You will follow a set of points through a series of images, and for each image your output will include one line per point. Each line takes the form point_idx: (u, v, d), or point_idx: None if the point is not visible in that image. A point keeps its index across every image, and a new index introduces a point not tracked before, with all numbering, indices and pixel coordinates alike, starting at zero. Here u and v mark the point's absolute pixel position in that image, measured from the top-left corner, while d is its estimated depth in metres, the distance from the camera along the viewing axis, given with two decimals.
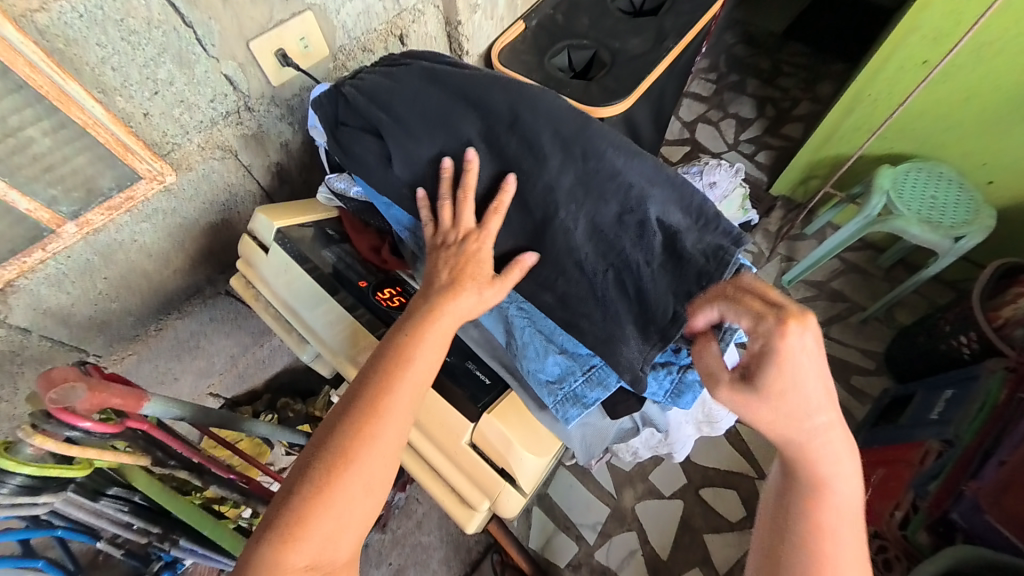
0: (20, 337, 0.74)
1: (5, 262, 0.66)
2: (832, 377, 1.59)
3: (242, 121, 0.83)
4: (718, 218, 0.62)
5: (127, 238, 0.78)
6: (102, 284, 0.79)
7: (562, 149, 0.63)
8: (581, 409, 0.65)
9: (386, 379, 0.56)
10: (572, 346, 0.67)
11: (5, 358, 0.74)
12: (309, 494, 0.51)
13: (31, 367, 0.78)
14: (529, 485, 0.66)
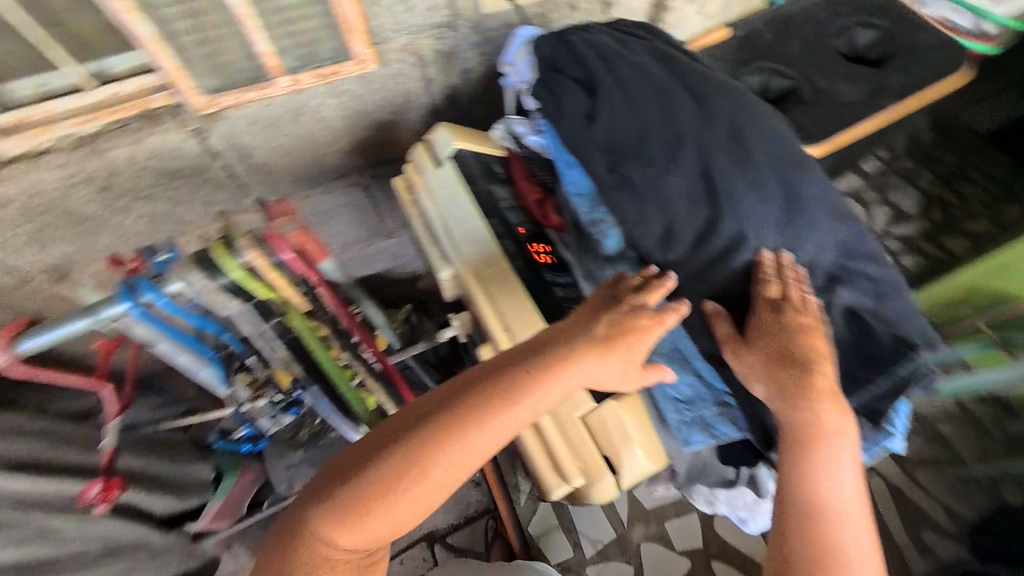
0: (209, 159, 0.83)
1: (227, 90, 0.74)
2: (903, 521, 1.40)
3: (443, 35, 0.85)
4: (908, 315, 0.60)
5: (317, 106, 0.84)
6: (282, 139, 0.86)
7: (777, 173, 0.60)
8: (702, 437, 0.63)
9: (484, 410, 0.51)
10: (710, 375, 0.65)
11: (193, 173, 0.84)
12: (371, 488, 0.50)
13: (204, 187, 0.88)
14: (627, 480, 0.64)
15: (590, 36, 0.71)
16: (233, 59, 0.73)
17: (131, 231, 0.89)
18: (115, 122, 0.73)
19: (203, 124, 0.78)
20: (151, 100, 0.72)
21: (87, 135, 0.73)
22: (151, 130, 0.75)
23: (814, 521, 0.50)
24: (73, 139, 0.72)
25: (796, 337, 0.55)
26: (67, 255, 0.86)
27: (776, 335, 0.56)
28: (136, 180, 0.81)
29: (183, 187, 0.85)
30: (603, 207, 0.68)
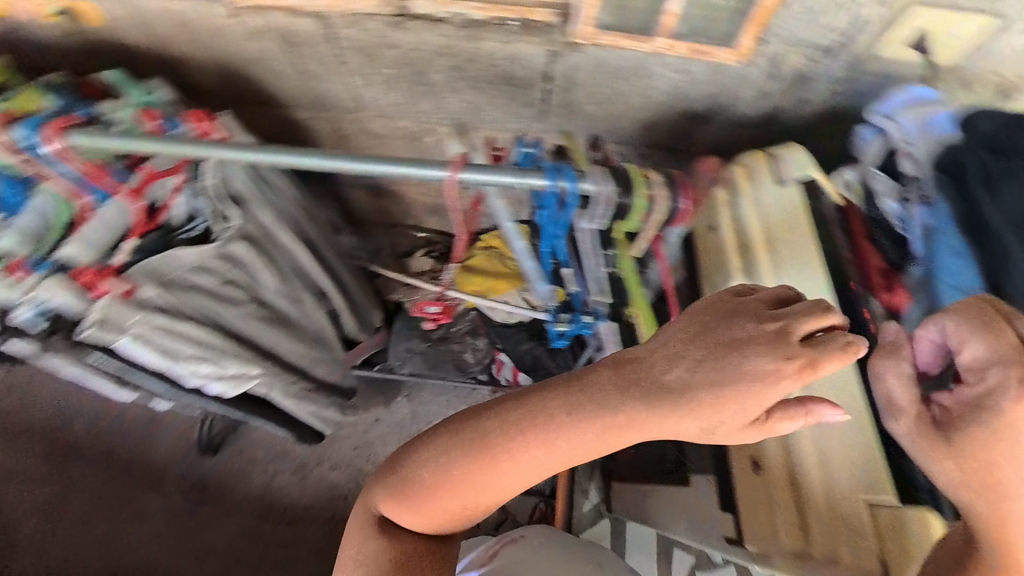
0: (541, 80, 0.92)
1: (611, 32, 0.80)
2: None
3: (815, 59, 0.81)
4: None
5: (658, 74, 0.87)
6: (605, 89, 0.91)
7: None
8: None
9: (517, 437, 0.53)
10: None
11: (520, 85, 0.94)
12: (425, 485, 0.57)
13: (517, 100, 0.97)
14: None
15: None
16: (636, 6, 0.77)
17: (445, 108, 1.03)
18: (500, 19, 0.83)
19: (562, 50, 0.85)
20: (535, 11, 0.81)
21: (476, 19, 0.83)
22: (523, 39, 0.84)
23: None
24: (463, 20, 0.84)
25: (1014, 454, 0.41)
26: (395, 103, 1.03)
27: (991, 438, 0.42)
28: (481, 71, 0.92)
29: (506, 92, 0.95)
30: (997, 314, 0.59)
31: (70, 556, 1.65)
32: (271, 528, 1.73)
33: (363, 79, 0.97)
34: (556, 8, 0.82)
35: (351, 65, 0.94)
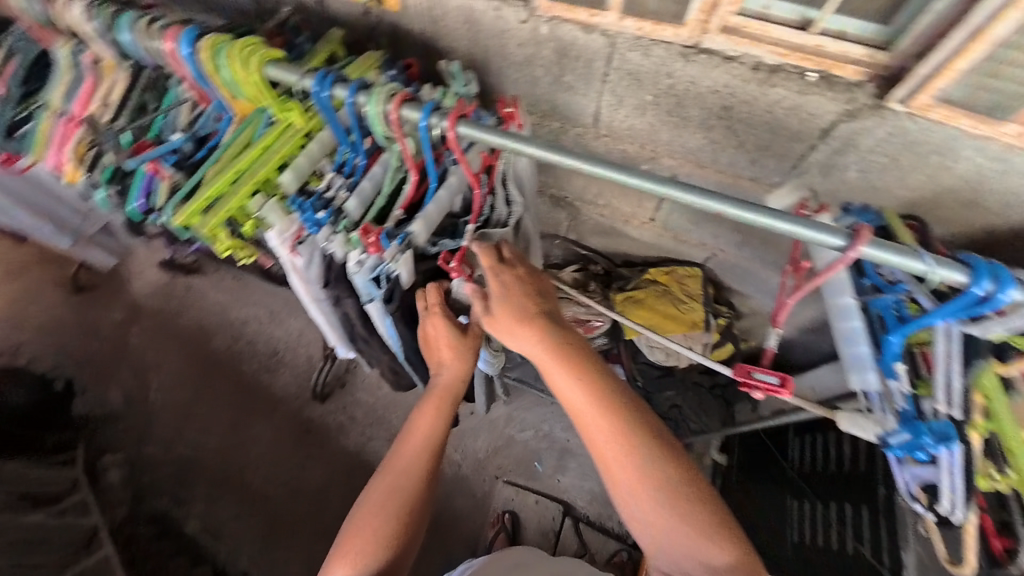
0: (813, 134, 0.86)
1: (946, 105, 0.73)
2: None
3: None
4: None
5: (966, 156, 0.78)
6: (887, 159, 0.84)
7: None
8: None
9: (400, 447, 0.70)
10: None
11: (786, 135, 0.88)
12: (358, 507, 0.67)
13: (772, 147, 0.91)
14: None
15: None
16: (1007, 84, 0.68)
17: (682, 144, 1.00)
18: (800, 70, 0.79)
19: (864, 111, 0.79)
20: (844, 66, 0.76)
21: (768, 66, 0.80)
22: (820, 93, 0.80)
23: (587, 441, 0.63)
24: (757, 63, 0.80)
25: (515, 313, 0.67)
26: (632, 128, 1.01)
27: (504, 305, 0.68)
28: (753, 114, 0.87)
29: (764, 139, 0.90)
30: None
31: (190, 455, 1.82)
32: (360, 487, 1.80)
33: (613, 99, 0.96)
34: (872, 69, 0.76)
35: (611, 85, 0.93)
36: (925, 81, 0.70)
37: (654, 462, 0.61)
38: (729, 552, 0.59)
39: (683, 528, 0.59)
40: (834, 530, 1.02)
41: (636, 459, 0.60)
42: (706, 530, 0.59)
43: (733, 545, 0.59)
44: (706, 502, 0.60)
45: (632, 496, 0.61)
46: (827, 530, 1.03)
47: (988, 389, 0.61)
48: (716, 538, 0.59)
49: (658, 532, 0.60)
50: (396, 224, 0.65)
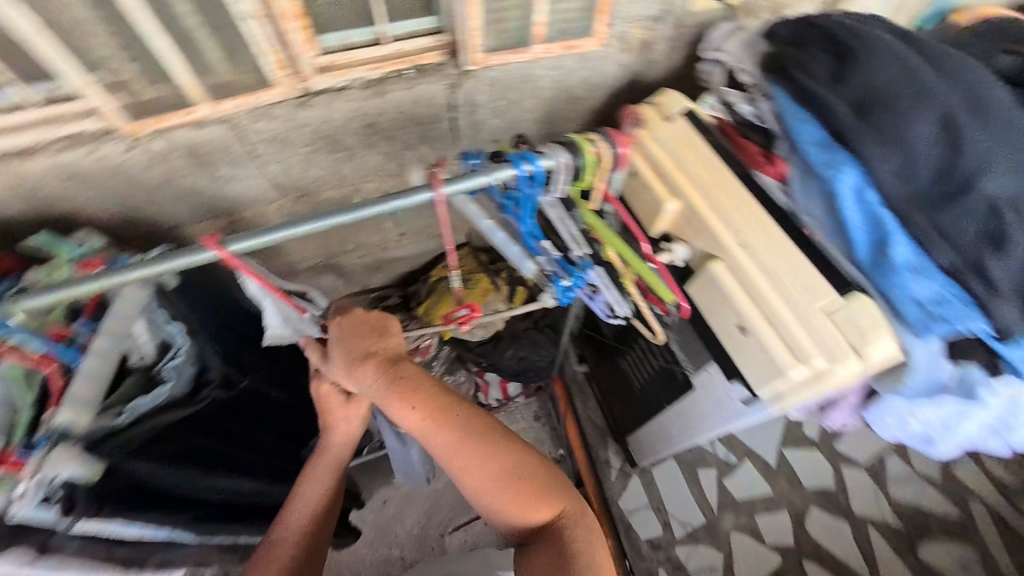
0: (444, 108, 1.01)
1: (498, 51, 0.93)
2: (1010, 552, 1.50)
3: (650, 26, 1.00)
4: None
5: (539, 75, 1.01)
6: (502, 99, 1.04)
7: (1003, 115, 0.65)
8: (943, 334, 0.58)
9: (276, 526, 0.79)
10: (947, 309, 0.58)
11: (431, 118, 1.02)
12: (248, 571, 0.76)
13: (427, 134, 1.05)
14: (875, 359, 0.58)
15: (833, 17, 0.77)
16: (511, 24, 0.90)
17: (365, 167, 1.09)
18: (398, 72, 0.90)
19: (459, 78, 0.95)
20: (425, 55, 0.90)
21: (375, 81, 0.90)
22: (424, 82, 0.93)
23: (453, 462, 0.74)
24: (364, 82, 0.90)
25: (368, 370, 0.76)
26: (317, 177, 1.06)
27: (360, 362, 0.76)
28: (394, 119, 0.99)
29: (416, 132, 1.03)
30: (841, 152, 0.68)
31: None
32: None
33: (277, 166, 0.99)
34: (442, 48, 0.92)
35: (264, 158, 0.95)
36: (468, 41, 0.88)
37: (497, 466, 0.73)
38: (552, 511, 0.75)
39: (513, 504, 0.74)
40: (636, 366, 1.23)
41: (493, 470, 0.73)
42: (534, 503, 0.74)
43: (555, 506, 0.75)
44: (537, 478, 0.75)
45: (475, 484, 0.73)
46: (635, 372, 1.24)
47: (596, 224, 0.62)
48: (540, 504, 0.74)
49: (498, 509, 0.75)
50: (44, 429, 0.63)
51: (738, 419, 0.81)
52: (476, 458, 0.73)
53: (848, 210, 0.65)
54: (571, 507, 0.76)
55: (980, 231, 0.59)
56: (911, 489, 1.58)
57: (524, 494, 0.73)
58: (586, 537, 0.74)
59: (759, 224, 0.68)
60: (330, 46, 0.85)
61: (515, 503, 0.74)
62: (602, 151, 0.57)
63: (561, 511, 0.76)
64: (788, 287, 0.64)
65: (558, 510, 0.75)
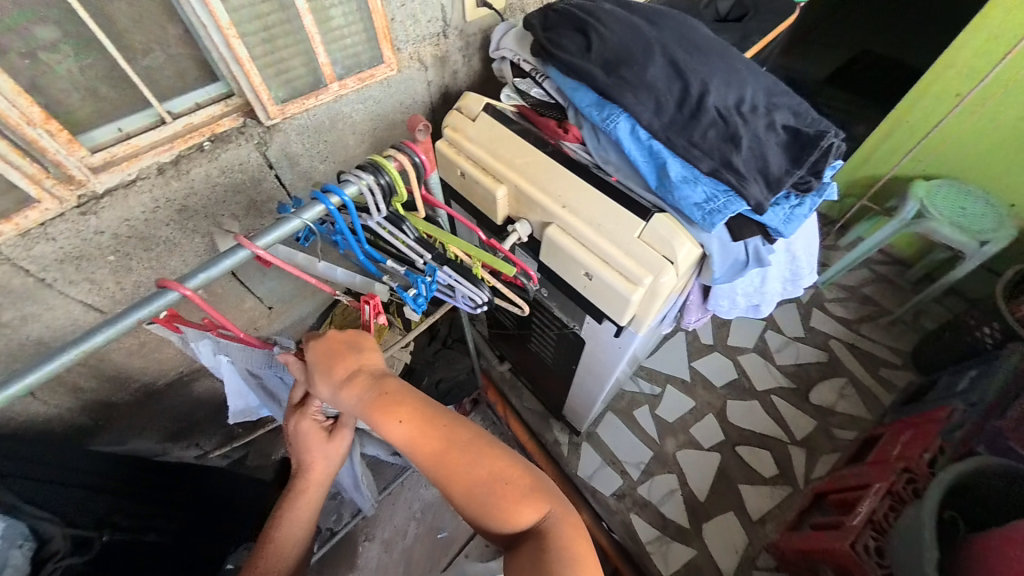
0: (264, 172, 0.89)
1: (293, 100, 0.84)
2: (863, 366, 1.92)
3: (440, 42, 1.02)
4: (818, 138, 0.75)
5: (348, 112, 0.95)
6: (322, 146, 0.96)
7: (708, 48, 0.82)
8: (723, 222, 0.71)
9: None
10: (719, 199, 0.72)
11: (251, 186, 0.89)
12: None
13: (261, 200, 0.92)
14: (682, 257, 0.70)
15: (569, 2, 0.91)
16: (297, 71, 0.82)
17: (199, 251, 0.89)
18: (195, 146, 0.78)
19: (263, 137, 0.85)
20: (218, 123, 0.79)
21: (169, 163, 0.76)
22: (226, 150, 0.81)
23: (438, 471, 0.65)
24: (156, 168, 0.75)
25: (344, 383, 0.68)
26: (143, 284, 0.85)
27: (334, 379, 0.69)
28: (209, 198, 0.84)
29: (240, 204, 0.89)
30: (611, 105, 0.80)
31: None
32: None
33: (88, 286, 0.77)
34: (236, 112, 0.81)
35: (63, 282, 0.74)
36: (257, 99, 0.79)
37: (481, 471, 0.64)
38: (538, 511, 0.63)
39: (497, 510, 0.62)
40: (538, 344, 1.28)
41: (479, 475, 0.64)
42: (519, 502, 0.62)
43: (542, 505, 0.64)
44: (523, 473, 0.65)
45: (462, 488, 0.64)
46: (539, 349, 1.30)
47: (428, 229, 0.66)
48: (524, 503, 0.63)
49: (483, 518, 0.64)
50: None
51: (622, 351, 0.91)
52: (460, 463, 0.64)
53: (631, 150, 0.77)
54: (558, 506, 0.65)
55: (719, 138, 0.75)
56: (788, 352, 1.94)
57: (512, 499, 0.63)
58: (573, 538, 0.62)
59: (571, 184, 0.78)
60: (97, 146, 0.69)
61: (502, 511, 0.62)
62: (402, 162, 0.60)
63: (547, 513, 0.64)
64: (605, 226, 0.74)
65: (545, 512, 0.64)
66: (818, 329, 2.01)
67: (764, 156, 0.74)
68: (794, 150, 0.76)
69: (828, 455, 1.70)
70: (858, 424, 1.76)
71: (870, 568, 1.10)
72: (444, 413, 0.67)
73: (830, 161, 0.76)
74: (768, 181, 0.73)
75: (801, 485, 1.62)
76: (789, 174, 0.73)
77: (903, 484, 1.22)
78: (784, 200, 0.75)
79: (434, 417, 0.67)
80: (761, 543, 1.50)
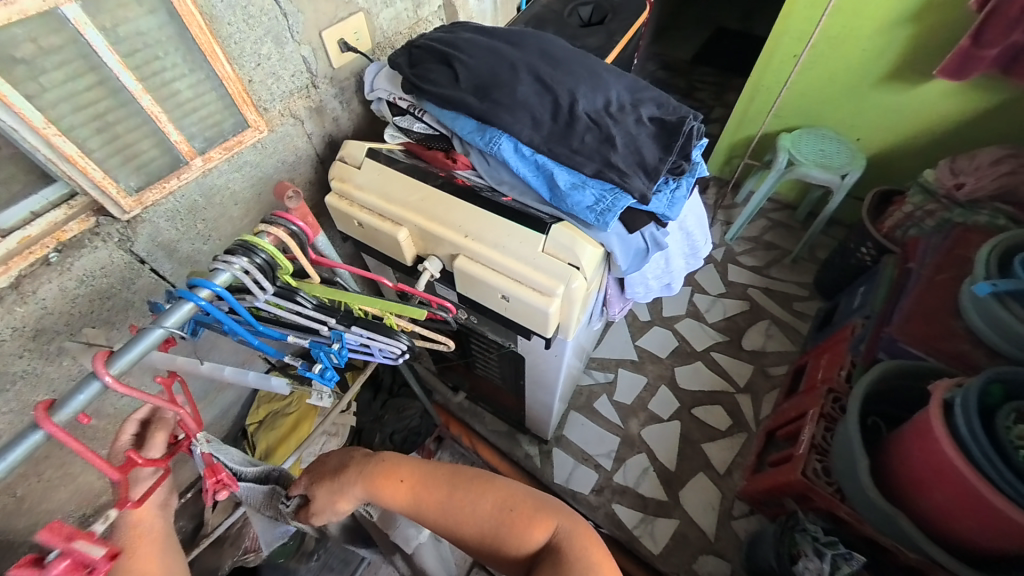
0: (136, 267, 0.80)
1: (150, 185, 0.76)
2: (780, 305, 2.12)
3: (310, 92, 0.98)
4: (682, 124, 0.81)
5: (224, 184, 0.89)
6: (201, 225, 0.88)
7: (569, 58, 0.87)
8: (616, 219, 0.75)
9: None
10: (606, 196, 0.75)
11: (123, 286, 0.79)
12: None
13: (139, 299, 0.83)
14: (585, 261, 0.72)
15: (430, 36, 0.92)
16: (148, 154, 0.75)
17: (72, 375, 0.77)
18: (39, 261, 0.68)
19: (124, 232, 0.77)
20: (64, 229, 0.70)
21: (7, 288, 0.65)
22: (80, 257, 0.72)
23: (446, 525, 0.63)
24: None
25: (346, 482, 0.69)
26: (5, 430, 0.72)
27: (336, 482, 0.70)
28: (70, 313, 0.74)
29: (112, 311, 0.79)
30: (490, 128, 0.81)
31: None
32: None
33: None
34: (85, 212, 0.72)
35: None
36: (106, 195, 0.70)
37: (482, 508, 0.61)
38: (545, 530, 0.58)
39: (508, 537, 0.59)
40: (484, 366, 1.26)
41: (479, 512, 0.61)
42: (525, 521, 0.58)
43: (549, 519, 0.59)
44: (523, 495, 0.61)
45: (473, 529, 0.61)
46: (486, 370, 1.28)
47: (328, 295, 0.63)
48: (531, 522, 0.59)
49: (500, 552, 0.60)
50: None
51: (560, 358, 0.92)
52: (460, 507, 0.62)
53: (519, 168, 0.79)
54: (568, 517, 0.60)
55: (596, 141, 0.79)
56: (716, 309, 2.09)
57: (518, 523, 0.59)
58: (587, 547, 0.56)
59: (469, 212, 0.78)
60: None
61: (512, 537, 0.59)
62: (277, 237, 0.56)
63: (558, 526, 0.59)
64: (507, 247, 0.75)
65: (555, 527, 0.59)
66: (737, 281, 2.19)
67: (638, 150, 0.79)
68: (663, 137, 0.81)
69: (770, 392, 1.86)
70: (787, 358, 1.94)
71: (823, 489, 1.21)
72: (436, 467, 0.66)
73: (696, 141, 0.82)
74: (648, 172, 0.77)
75: (754, 427, 1.75)
76: (665, 160, 0.78)
77: (831, 404, 1.36)
78: (665, 185, 0.80)
79: (427, 477, 0.66)
80: (733, 493, 1.60)
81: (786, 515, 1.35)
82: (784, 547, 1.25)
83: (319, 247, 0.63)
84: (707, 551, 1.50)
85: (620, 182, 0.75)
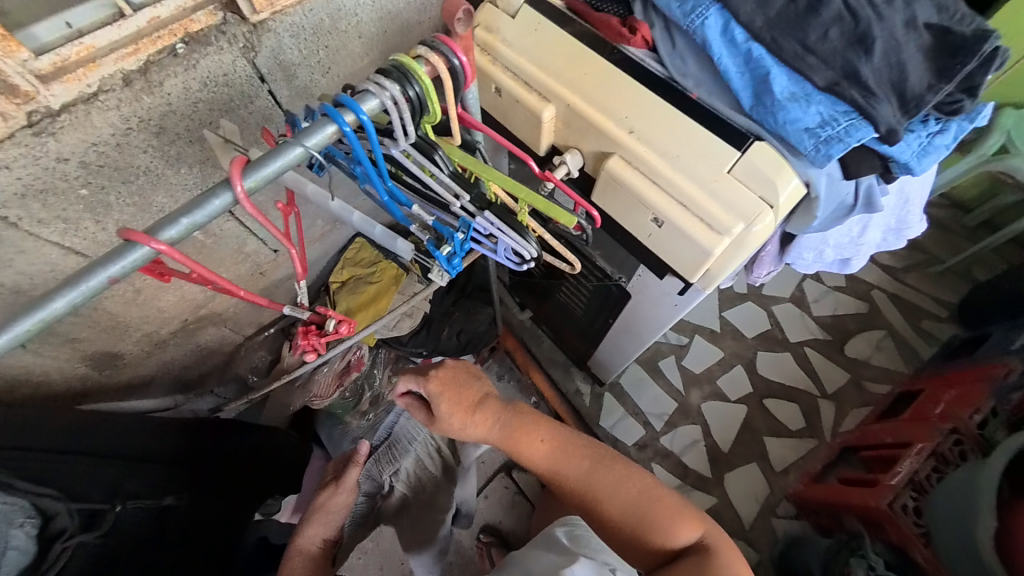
0: (255, 86, 0.73)
1: None
2: (904, 318, 1.81)
3: None
4: (974, 40, 0.58)
5: (354, 9, 0.77)
6: (323, 53, 0.78)
7: None
8: (838, 154, 0.57)
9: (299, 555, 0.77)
10: (833, 120, 0.56)
11: (241, 103, 0.73)
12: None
13: (254, 121, 0.77)
14: (784, 200, 0.56)
15: None
16: None
17: (188, 186, 0.76)
18: (167, 50, 0.61)
19: (249, 38, 0.68)
20: (193, 18, 0.61)
21: (136, 72, 0.60)
22: (205, 55, 0.65)
23: (586, 499, 0.71)
24: (121, 79, 0.59)
25: (480, 419, 0.75)
26: (126, 222, 0.73)
27: (475, 411, 0.75)
28: (190, 118, 0.69)
29: (227, 128, 0.74)
30: None
31: None
32: None
33: (63, 226, 0.67)
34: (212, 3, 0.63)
35: (31, 221, 0.63)
36: None
37: (628, 496, 0.69)
38: (689, 530, 0.67)
39: (655, 523, 0.67)
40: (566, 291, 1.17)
41: (627, 499, 0.69)
42: (675, 519, 0.67)
43: (694, 519, 0.68)
44: (667, 494, 0.70)
45: (615, 510, 0.69)
46: (568, 296, 1.19)
47: (468, 163, 0.53)
48: (679, 520, 0.67)
49: (641, 536, 0.68)
50: None
51: (678, 308, 0.80)
52: (607, 487, 0.70)
53: (722, 56, 0.60)
54: (710, 526, 0.68)
55: (842, 41, 0.58)
56: (826, 302, 1.81)
57: (665, 519, 0.67)
58: (730, 556, 0.65)
59: (640, 102, 0.62)
60: (33, 42, 0.54)
61: (658, 529, 0.67)
62: (434, 70, 0.45)
63: (700, 531, 0.68)
64: (680, 160, 0.59)
65: (699, 527, 0.68)
66: (861, 278, 1.87)
67: (898, 64, 0.57)
68: (934, 55, 0.59)
69: (859, 408, 1.65)
70: (891, 378, 1.69)
71: (906, 526, 1.08)
72: (582, 440, 0.74)
73: (986, 72, 0.59)
74: (905, 103, 0.57)
75: (828, 436, 1.59)
76: (933, 89, 0.57)
77: (949, 445, 1.16)
78: (920, 126, 0.60)
79: (574, 450, 0.74)
80: (783, 492, 1.50)
81: (843, 534, 1.24)
82: (834, 563, 1.16)
83: (468, 101, 0.52)
84: (738, 536, 1.45)
85: (861, 105, 0.56)
